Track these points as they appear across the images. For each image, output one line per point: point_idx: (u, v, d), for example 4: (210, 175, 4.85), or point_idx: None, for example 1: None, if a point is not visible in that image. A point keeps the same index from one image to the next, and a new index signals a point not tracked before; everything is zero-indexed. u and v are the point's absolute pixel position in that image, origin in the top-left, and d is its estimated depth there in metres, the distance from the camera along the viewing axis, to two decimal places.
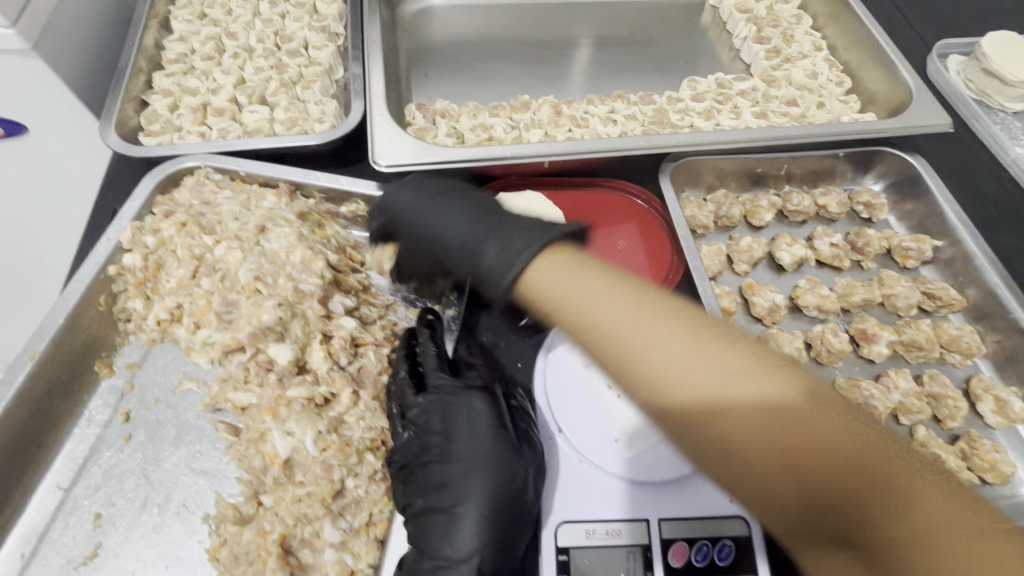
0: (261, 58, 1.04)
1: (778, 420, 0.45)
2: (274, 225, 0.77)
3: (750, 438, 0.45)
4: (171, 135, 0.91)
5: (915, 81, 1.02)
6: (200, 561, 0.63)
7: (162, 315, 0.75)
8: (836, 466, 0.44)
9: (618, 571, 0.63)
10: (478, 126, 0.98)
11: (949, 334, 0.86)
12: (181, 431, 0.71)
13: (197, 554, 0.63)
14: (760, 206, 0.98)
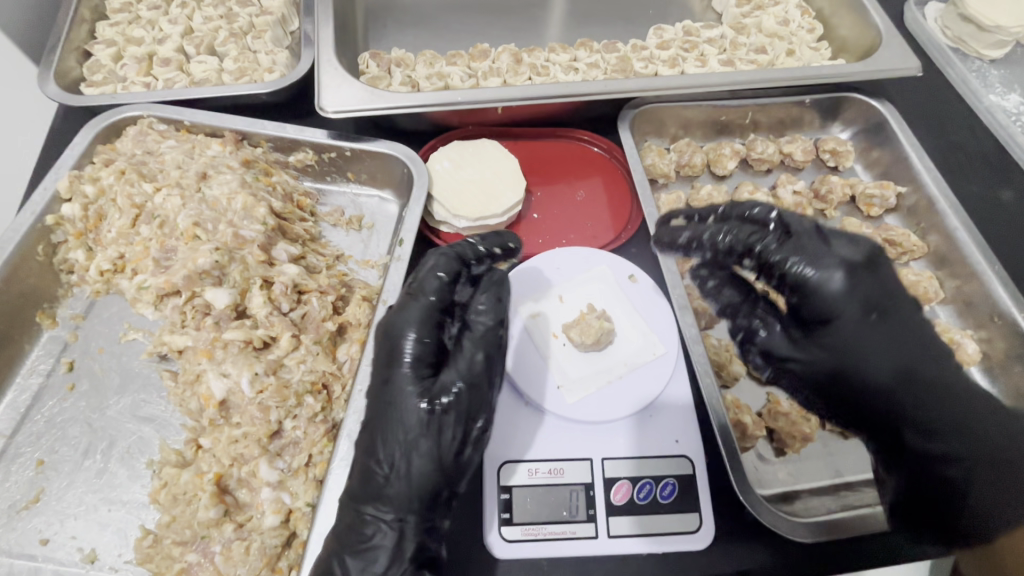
0: (210, 8, 1.01)
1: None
2: (216, 172, 0.76)
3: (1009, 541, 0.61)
4: (115, 85, 0.88)
5: (884, 24, 0.99)
6: (142, 504, 0.63)
7: (105, 265, 0.74)
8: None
9: (560, 509, 0.64)
10: (433, 74, 0.95)
11: (908, 280, 0.86)
12: (126, 380, 0.70)
13: (140, 497, 0.63)
14: (723, 155, 0.96)
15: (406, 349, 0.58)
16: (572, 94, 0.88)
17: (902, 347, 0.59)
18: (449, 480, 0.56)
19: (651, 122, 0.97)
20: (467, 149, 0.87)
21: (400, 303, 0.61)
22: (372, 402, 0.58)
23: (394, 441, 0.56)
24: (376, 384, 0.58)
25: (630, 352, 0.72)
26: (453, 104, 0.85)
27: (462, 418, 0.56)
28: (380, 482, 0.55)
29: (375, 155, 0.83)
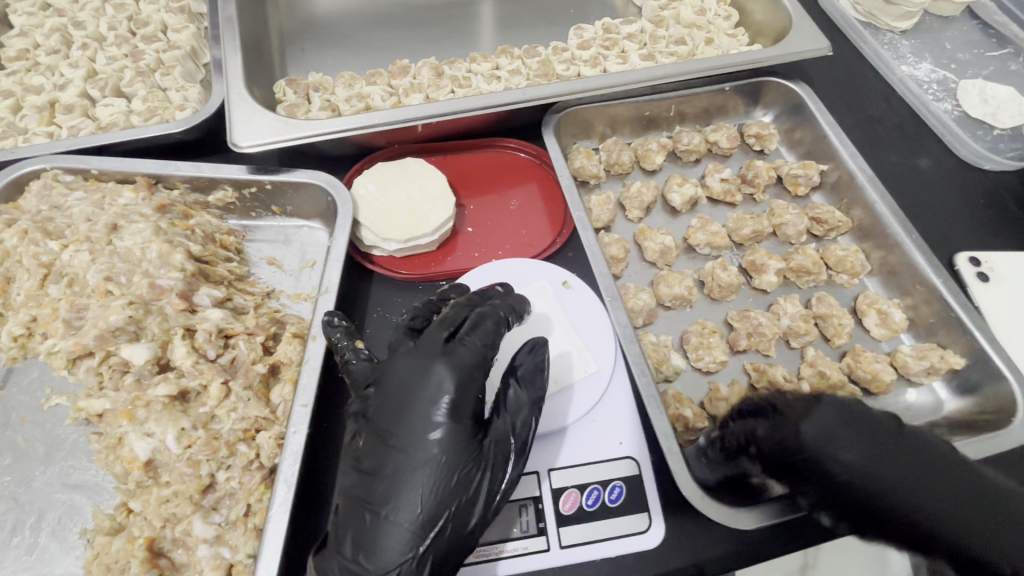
0: (113, 47, 0.97)
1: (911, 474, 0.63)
2: (127, 222, 0.74)
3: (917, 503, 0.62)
4: (15, 139, 0.84)
5: (792, 8, 1.02)
6: (386, 499, 0.56)
7: (16, 329, 0.70)
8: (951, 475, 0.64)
9: (510, 526, 0.64)
10: (353, 96, 0.94)
11: (836, 255, 0.88)
12: (52, 448, 0.67)
13: (375, 496, 0.57)
14: (650, 150, 0.97)
15: (442, 404, 0.59)
16: (491, 105, 0.88)
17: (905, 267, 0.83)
18: (459, 517, 0.57)
19: (577, 124, 0.98)
20: (390, 169, 0.86)
21: (426, 360, 0.61)
22: (380, 449, 0.58)
23: (411, 487, 0.56)
24: (375, 433, 0.59)
25: (563, 371, 0.72)
26: (371, 126, 0.84)
27: (376, 447, 0.59)
28: (392, 537, 0.55)
29: (297, 186, 0.81)
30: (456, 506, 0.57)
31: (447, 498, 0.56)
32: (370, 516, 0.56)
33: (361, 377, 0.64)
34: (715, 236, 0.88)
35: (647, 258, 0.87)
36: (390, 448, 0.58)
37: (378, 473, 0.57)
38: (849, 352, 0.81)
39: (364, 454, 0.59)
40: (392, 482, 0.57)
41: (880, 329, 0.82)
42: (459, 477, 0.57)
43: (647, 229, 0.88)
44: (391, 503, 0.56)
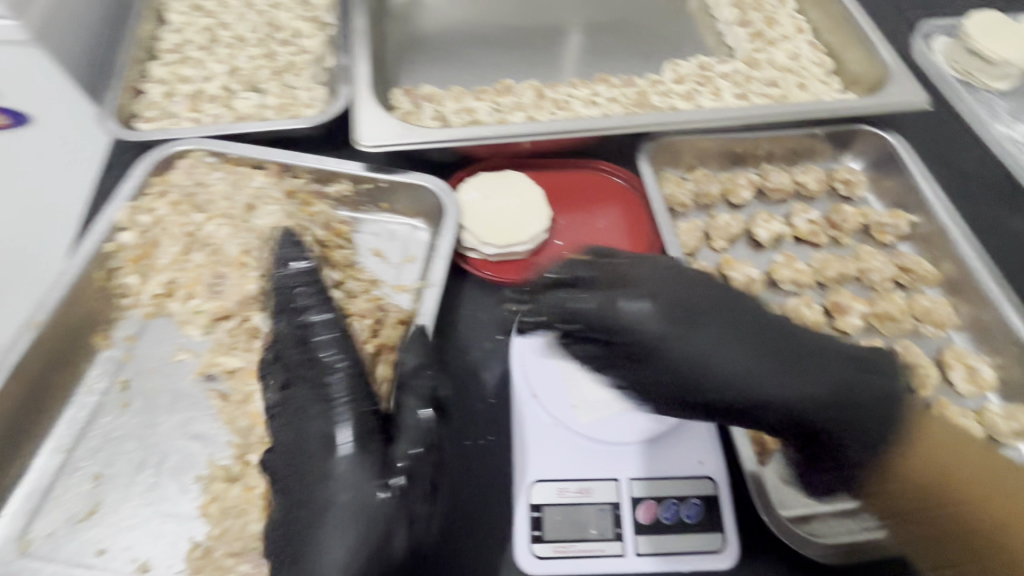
0: (253, 48, 1.08)
1: (963, 453, 0.52)
2: (263, 204, 0.82)
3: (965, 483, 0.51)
4: (167, 121, 0.94)
5: (892, 61, 1.03)
6: (360, 511, 0.58)
7: (156, 289, 0.80)
8: (966, 487, 0.50)
9: (588, 527, 0.66)
10: (462, 109, 1.01)
11: (922, 306, 0.88)
12: (176, 399, 0.74)
13: (344, 507, 0.58)
14: (738, 185, 1.00)
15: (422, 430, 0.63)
16: (593, 129, 0.93)
17: None
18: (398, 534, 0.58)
19: (669, 153, 1.01)
20: (492, 180, 0.92)
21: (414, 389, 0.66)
22: (361, 462, 0.60)
23: (388, 504, 0.58)
24: (361, 446, 0.62)
25: None
26: (482, 139, 0.91)
27: (376, 460, 0.61)
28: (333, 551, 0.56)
29: (409, 186, 0.88)
30: (353, 511, 0.58)
31: (410, 517, 0.58)
32: (350, 525, 0.57)
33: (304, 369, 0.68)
34: (800, 274, 0.90)
35: (730, 288, 0.89)
36: (380, 463, 0.61)
37: (360, 488, 0.59)
38: (932, 404, 0.80)
39: (309, 449, 0.63)
40: (372, 496, 0.58)
41: (966, 385, 0.81)
42: (412, 498, 0.59)
43: (731, 260, 0.91)
44: (333, 516, 0.58)
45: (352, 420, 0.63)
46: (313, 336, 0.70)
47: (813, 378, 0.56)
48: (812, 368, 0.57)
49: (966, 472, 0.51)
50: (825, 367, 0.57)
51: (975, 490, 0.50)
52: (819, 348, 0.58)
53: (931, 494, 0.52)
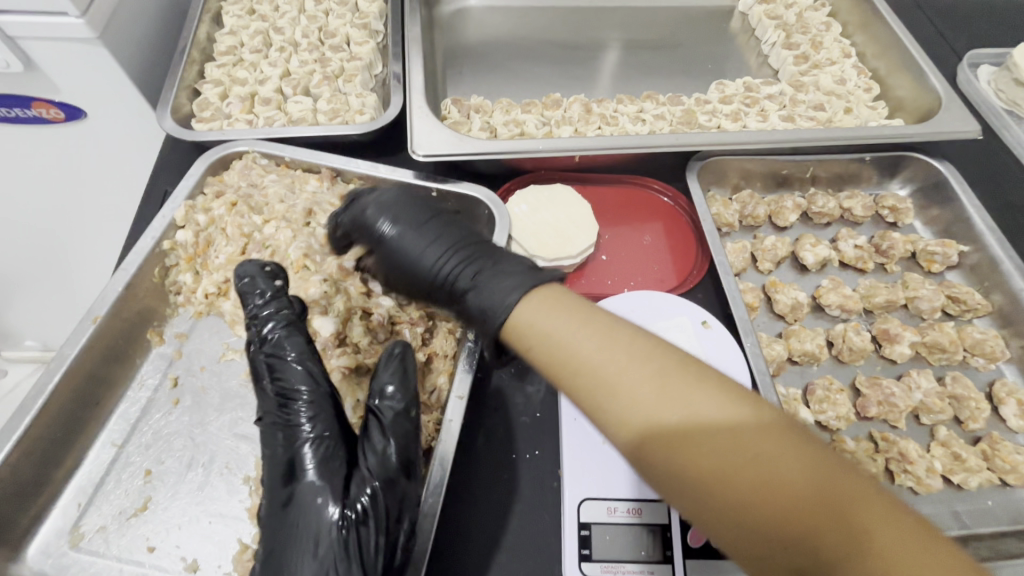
0: (305, 52, 1.09)
1: (734, 450, 0.44)
2: (319, 208, 0.82)
3: (772, 492, 0.42)
4: (221, 122, 0.96)
5: (943, 89, 1.03)
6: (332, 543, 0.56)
7: (211, 288, 0.80)
8: (783, 512, 0.42)
9: (638, 549, 0.66)
10: (510, 121, 1.02)
11: (973, 337, 0.87)
12: (226, 398, 0.75)
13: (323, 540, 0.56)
14: (784, 207, 0.99)
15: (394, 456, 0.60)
16: (644, 146, 0.93)
17: None
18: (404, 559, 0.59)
19: (715, 173, 1.01)
20: (541, 193, 0.92)
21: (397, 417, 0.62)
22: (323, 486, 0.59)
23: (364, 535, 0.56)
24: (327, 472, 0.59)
25: None
26: (534, 151, 0.91)
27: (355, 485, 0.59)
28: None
29: (461, 196, 0.88)
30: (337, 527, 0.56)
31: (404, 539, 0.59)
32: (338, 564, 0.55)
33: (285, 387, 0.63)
34: (847, 299, 0.89)
35: (777, 311, 0.89)
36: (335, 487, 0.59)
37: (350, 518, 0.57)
38: (984, 438, 0.79)
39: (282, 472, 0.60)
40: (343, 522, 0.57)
41: (1019, 421, 0.80)
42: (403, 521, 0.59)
43: (778, 282, 0.90)
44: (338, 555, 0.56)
45: (321, 439, 0.60)
46: (284, 358, 0.63)
47: (663, 395, 0.47)
48: (644, 382, 0.48)
49: (800, 487, 0.42)
50: (597, 391, 0.49)
51: (814, 526, 0.41)
52: (619, 358, 0.50)
53: (739, 514, 0.43)
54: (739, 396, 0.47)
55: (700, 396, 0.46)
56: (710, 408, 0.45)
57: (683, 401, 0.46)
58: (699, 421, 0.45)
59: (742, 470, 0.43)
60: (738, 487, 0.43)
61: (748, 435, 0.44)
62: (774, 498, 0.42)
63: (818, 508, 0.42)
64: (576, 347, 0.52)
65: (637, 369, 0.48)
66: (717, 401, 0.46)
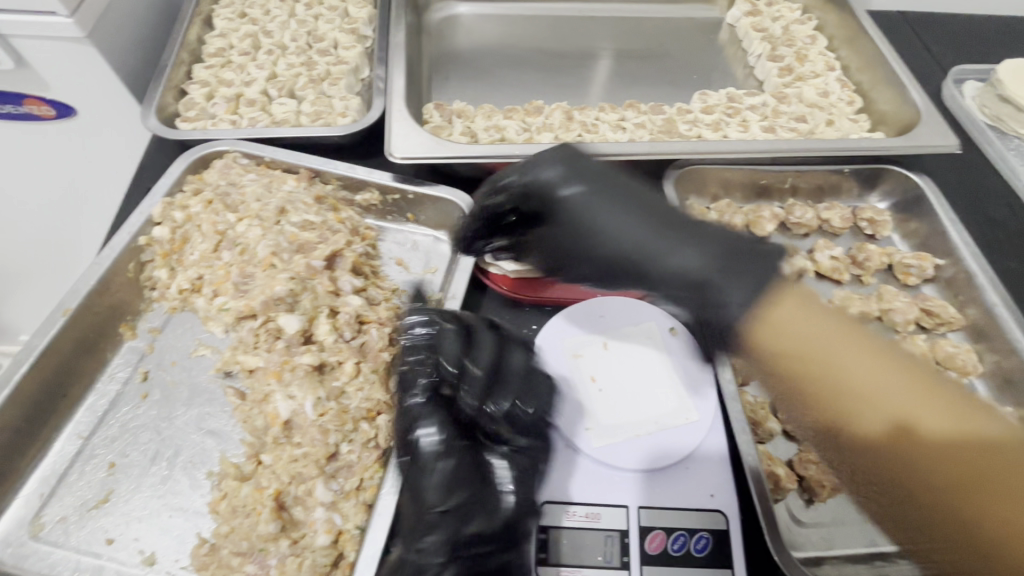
0: (293, 56, 1.11)
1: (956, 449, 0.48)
2: (294, 208, 0.84)
3: (916, 460, 0.49)
4: (205, 122, 0.97)
5: (923, 103, 1.04)
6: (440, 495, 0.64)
7: (184, 284, 0.81)
8: (950, 483, 0.48)
9: (595, 553, 0.65)
10: (491, 127, 1.03)
11: (945, 351, 0.87)
12: (194, 393, 0.75)
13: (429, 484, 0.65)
14: (761, 217, 1.00)
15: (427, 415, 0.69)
16: (621, 154, 0.94)
17: (683, 236, 0.62)
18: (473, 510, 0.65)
19: (693, 181, 1.02)
20: None
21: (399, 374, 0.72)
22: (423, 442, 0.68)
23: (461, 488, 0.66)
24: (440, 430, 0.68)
25: (662, 413, 0.74)
26: (511, 156, 0.92)
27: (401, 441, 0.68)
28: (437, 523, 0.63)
29: (435, 199, 0.89)
30: (442, 486, 0.65)
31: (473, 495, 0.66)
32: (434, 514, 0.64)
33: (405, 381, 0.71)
34: None
35: None
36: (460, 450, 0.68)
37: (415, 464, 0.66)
38: None
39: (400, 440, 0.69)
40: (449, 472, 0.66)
41: None
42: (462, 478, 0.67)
43: None
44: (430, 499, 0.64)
45: (460, 432, 0.70)
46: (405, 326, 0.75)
47: (884, 384, 0.51)
48: (880, 378, 0.51)
49: (910, 451, 0.49)
50: (836, 384, 0.52)
51: (930, 482, 0.49)
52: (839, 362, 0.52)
53: (914, 496, 0.49)
54: (932, 387, 0.51)
55: (888, 377, 0.51)
56: (905, 396, 0.50)
57: (883, 387, 0.51)
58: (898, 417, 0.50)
59: (949, 458, 0.48)
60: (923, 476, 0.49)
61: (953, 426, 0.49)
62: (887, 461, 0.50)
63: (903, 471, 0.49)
64: (804, 341, 0.53)
65: (895, 381, 0.51)
66: (873, 369, 0.51)
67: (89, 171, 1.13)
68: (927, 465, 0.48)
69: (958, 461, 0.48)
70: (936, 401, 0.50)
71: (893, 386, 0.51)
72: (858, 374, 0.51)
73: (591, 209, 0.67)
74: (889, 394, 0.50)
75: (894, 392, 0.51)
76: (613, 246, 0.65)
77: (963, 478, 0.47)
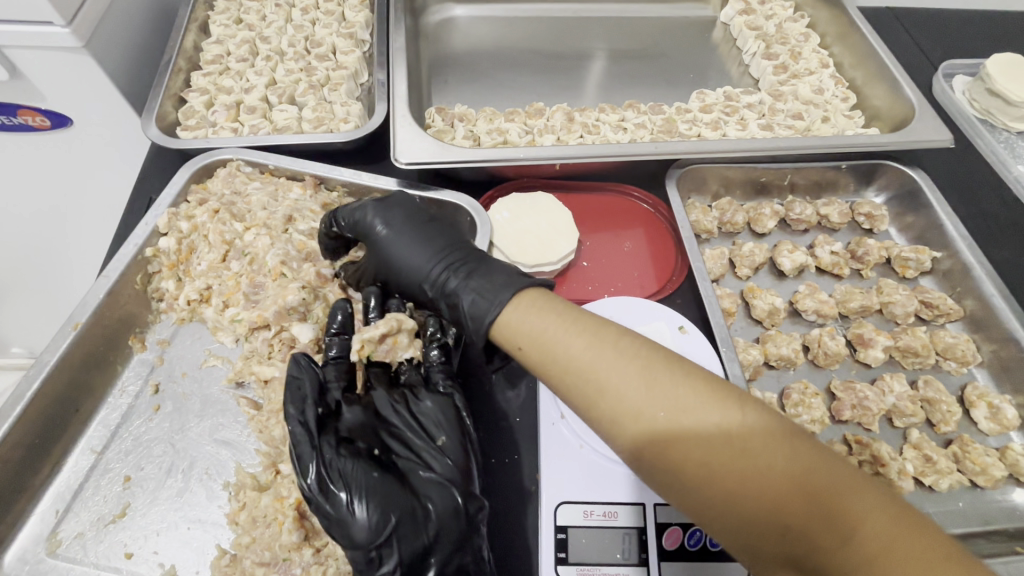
0: (291, 62, 1.11)
1: (730, 445, 0.47)
2: (301, 216, 0.83)
3: (759, 475, 0.46)
4: (206, 130, 0.97)
5: (916, 98, 1.05)
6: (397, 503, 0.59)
7: (192, 295, 0.81)
8: (796, 500, 0.45)
9: (614, 551, 0.67)
10: (494, 130, 1.04)
11: (945, 342, 0.89)
12: (206, 404, 0.75)
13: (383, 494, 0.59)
14: (762, 215, 1.01)
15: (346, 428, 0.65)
16: (625, 155, 0.95)
17: (430, 245, 0.71)
18: (438, 517, 0.60)
19: (694, 180, 1.03)
20: (523, 201, 0.94)
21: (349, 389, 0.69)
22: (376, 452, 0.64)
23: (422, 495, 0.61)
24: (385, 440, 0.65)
25: None
26: (515, 159, 0.92)
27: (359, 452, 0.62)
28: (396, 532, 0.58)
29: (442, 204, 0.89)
30: (388, 495, 0.59)
31: (436, 499, 0.61)
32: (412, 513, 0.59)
33: (293, 387, 0.65)
34: (823, 304, 0.91)
35: (754, 316, 0.90)
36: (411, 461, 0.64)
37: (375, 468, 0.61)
38: (955, 440, 0.81)
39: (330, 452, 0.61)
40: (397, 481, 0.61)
41: (988, 423, 0.82)
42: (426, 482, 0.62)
43: (756, 288, 0.92)
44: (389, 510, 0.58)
45: (422, 438, 0.66)
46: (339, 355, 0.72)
47: (653, 395, 0.50)
48: (642, 386, 0.51)
49: (766, 472, 0.46)
50: (604, 390, 0.52)
51: (815, 513, 0.45)
52: (607, 372, 0.52)
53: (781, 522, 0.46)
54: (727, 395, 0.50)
55: (660, 388, 0.50)
56: (709, 415, 0.49)
57: (667, 389, 0.50)
58: (694, 424, 0.48)
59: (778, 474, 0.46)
60: (747, 497, 0.46)
61: (754, 438, 0.48)
62: (763, 484, 0.46)
63: (792, 497, 0.45)
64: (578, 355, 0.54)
65: (671, 388, 0.50)
66: (644, 383, 0.51)
67: (88, 182, 1.12)
68: (763, 483, 0.46)
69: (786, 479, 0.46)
70: (730, 409, 0.49)
71: (629, 388, 0.51)
72: (620, 380, 0.52)
73: (405, 241, 0.72)
74: (698, 419, 0.48)
75: (633, 396, 0.51)
76: (414, 276, 0.71)
77: (790, 486, 0.45)
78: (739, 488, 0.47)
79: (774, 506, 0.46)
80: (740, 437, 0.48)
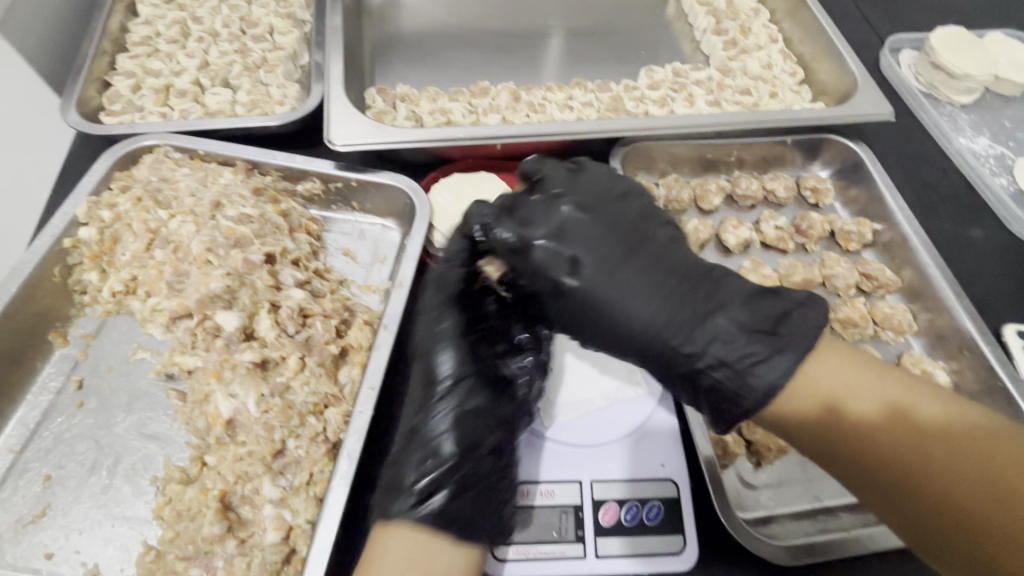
0: (225, 43, 1.07)
1: (896, 424, 0.55)
2: (230, 201, 0.80)
3: (879, 453, 0.55)
4: (133, 115, 0.93)
5: (859, 71, 1.06)
6: (443, 443, 0.65)
7: (117, 286, 0.77)
8: (929, 478, 0.53)
9: (550, 529, 0.67)
10: (437, 110, 1.01)
11: (883, 312, 0.91)
12: (133, 399, 0.73)
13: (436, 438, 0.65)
14: (708, 191, 1.01)
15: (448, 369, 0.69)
16: (568, 133, 0.93)
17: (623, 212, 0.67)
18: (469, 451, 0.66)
19: (641, 158, 1.02)
20: (465, 180, 0.91)
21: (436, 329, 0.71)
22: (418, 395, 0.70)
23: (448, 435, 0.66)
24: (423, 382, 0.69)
25: (611, 389, 0.75)
26: (455, 139, 0.90)
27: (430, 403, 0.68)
28: (433, 470, 0.64)
29: (380, 187, 0.87)
30: (458, 429, 0.66)
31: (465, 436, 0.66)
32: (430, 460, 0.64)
33: (435, 277, 0.73)
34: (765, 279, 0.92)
35: None
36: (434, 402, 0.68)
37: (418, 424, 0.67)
38: None
39: (413, 395, 0.71)
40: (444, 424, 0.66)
41: None
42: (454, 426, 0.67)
43: None
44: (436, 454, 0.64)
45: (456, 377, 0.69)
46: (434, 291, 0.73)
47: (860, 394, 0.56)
48: (858, 372, 0.58)
49: (935, 457, 0.54)
50: (841, 416, 0.56)
51: (941, 493, 0.53)
52: (822, 360, 0.59)
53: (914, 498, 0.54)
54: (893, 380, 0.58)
55: (861, 377, 0.58)
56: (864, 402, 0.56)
57: (869, 381, 0.57)
58: (861, 408, 0.56)
59: (903, 451, 0.54)
60: (911, 468, 0.54)
61: (885, 430, 0.55)
62: (910, 456, 0.54)
63: (937, 478, 0.53)
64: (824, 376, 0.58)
65: (868, 381, 0.57)
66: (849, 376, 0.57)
67: None
68: (915, 458, 0.54)
69: (932, 453, 0.54)
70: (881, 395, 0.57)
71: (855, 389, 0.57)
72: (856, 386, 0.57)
73: (590, 198, 0.67)
74: (861, 402, 0.56)
75: (833, 380, 0.58)
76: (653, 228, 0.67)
77: (922, 451, 0.54)
78: (905, 468, 0.54)
79: (893, 486, 0.55)
80: (884, 423, 0.55)
